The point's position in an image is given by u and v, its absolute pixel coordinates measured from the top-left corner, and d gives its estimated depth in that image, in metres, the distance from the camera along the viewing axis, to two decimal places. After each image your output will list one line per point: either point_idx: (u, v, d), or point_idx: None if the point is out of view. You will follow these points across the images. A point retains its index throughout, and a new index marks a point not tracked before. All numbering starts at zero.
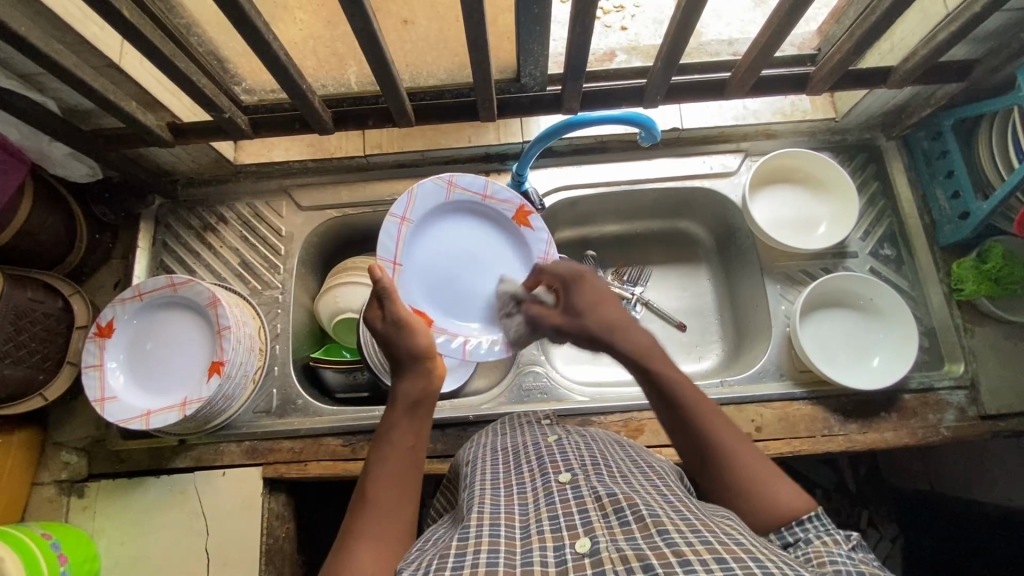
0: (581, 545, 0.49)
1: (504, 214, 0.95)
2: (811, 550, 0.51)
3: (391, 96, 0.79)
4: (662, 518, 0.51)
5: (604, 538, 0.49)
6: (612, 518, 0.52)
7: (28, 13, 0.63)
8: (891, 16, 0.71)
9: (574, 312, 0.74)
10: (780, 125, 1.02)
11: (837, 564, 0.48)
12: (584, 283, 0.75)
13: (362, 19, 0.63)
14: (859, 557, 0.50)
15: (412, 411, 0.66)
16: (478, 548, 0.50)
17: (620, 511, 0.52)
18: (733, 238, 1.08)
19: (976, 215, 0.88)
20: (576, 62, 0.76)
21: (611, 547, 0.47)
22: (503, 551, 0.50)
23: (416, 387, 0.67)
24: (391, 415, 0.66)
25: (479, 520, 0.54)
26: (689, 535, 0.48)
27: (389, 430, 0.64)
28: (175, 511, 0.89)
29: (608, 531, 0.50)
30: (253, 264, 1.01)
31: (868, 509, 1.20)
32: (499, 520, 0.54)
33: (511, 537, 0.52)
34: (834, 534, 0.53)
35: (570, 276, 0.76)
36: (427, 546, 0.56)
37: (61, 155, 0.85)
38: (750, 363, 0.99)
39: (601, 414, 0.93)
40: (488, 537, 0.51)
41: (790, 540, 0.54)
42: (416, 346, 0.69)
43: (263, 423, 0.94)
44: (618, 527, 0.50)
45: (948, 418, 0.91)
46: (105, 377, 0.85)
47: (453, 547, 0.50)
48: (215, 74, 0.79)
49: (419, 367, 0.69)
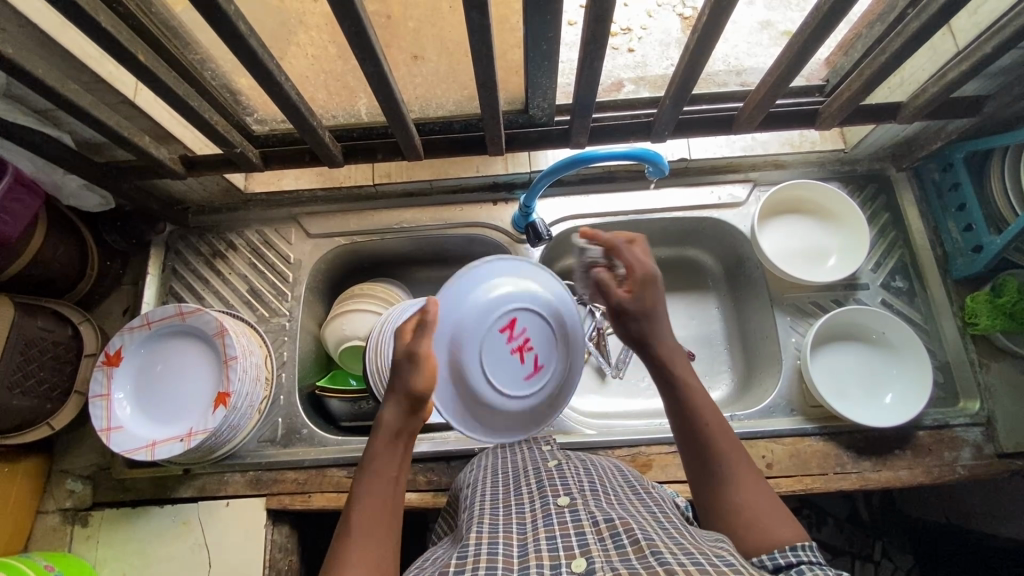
0: (576, 564, 0.48)
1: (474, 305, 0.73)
2: None
3: (401, 132, 0.80)
4: (657, 540, 0.50)
5: (600, 559, 0.48)
6: (608, 541, 0.50)
7: (47, 54, 0.65)
8: (899, 56, 0.71)
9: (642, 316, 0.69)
10: (789, 155, 1.01)
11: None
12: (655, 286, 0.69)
13: (372, 61, 0.64)
14: None
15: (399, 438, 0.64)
16: (477, 566, 0.49)
17: (616, 535, 0.51)
18: (742, 268, 1.07)
19: (989, 250, 0.87)
20: (585, 98, 0.77)
21: (606, 566, 0.47)
22: (501, 567, 0.49)
23: (399, 419, 0.64)
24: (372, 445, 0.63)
25: (478, 539, 0.53)
26: (682, 557, 0.47)
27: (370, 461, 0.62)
28: (178, 541, 0.89)
29: (603, 553, 0.49)
30: (262, 291, 1.01)
31: (881, 539, 1.17)
32: (497, 539, 0.53)
33: (508, 554, 0.51)
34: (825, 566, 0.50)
35: (642, 277, 0.69)
36: (426, 563, 0.55)
37: (75, 186, 0.86)
38: (760, 396, 0.97)
39: (608, 448, 0.92)
40: (486, 554, 0.51)
41: (781, 562, 0.53)
42: (414, 387, 0.63)
43: (268, 452, 0.93)
44: (613, 550, 0.49)
45: (964, 456, 0.89)
46: (111, 407, 0.85)
47: (451, 565, 0.50)
48: (228, 108, 0.80)
49: (413, 406, 0.64)
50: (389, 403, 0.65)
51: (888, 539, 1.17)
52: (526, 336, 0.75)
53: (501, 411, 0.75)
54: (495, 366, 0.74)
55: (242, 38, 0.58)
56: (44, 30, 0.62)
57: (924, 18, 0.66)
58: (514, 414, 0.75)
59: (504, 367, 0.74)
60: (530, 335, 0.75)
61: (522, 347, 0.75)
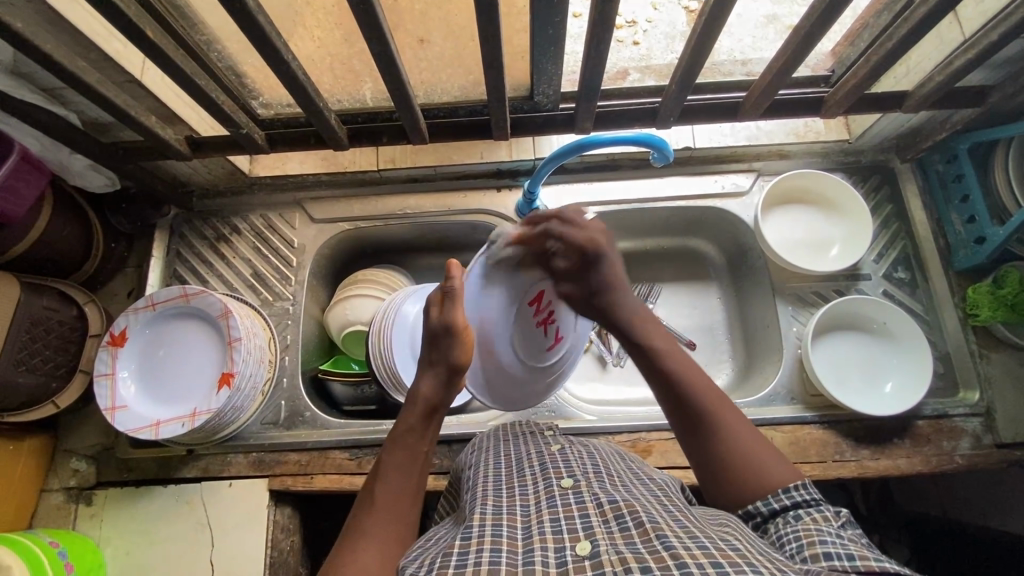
0: (581, 547, 0.48)
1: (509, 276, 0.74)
2: (800, 528, 0.52)
3: (406, 114, 0.80)
4: (662, 524, 0.50)
5: (604, 542, 0.49)
6: (612, 523, 0.51)
7: (55, 31, 0.66)
8: (906, 43, 0.71)
9: (596, 293, 0.75)
10: (793, 145, 1.02)
11: (826, 544, 0.48)
12: (603, 263, 0.74)
13: (379, 42, 0.64)
14: (848, 533, 0.50)
15: (428, 418, 0.66)
16: (481, 547, 0.49)
17: (620, 518, 0.51)
18: (745, 257, 1.07)
19: (992, 241, 0.87)
20: (590, 83, 0.77)
21: (610, 550, 0.47)
22: (505, 549, 0.49)
23: (436, 395, 0.67)
24: (404, 418, 0.66)
25: (481, 520, 0.54)
26: (687, 541, 0.47)
27: (402, 433, 0.65)
28: (180, 520, 0.89)
29: (608, 536, 0.49)
30: (265, 275, 1.02)
31: (877, 533, 1.16)
32: (501, 520, 0.54)
33: (512, 537, 0.51)
34: (823, 510, 0.53)
35: (590, 254, 0.74)
36: (430, 543, 0.56)
37: (81, 166, 0.86)
38: (760, 384, 0.98)
39: (609, 433, 0.93)
40: (491, 536, 0.51)
41: (776, 507, 0.56)
42: (457, 361, 0.68)
43: (271, 434, 0.94)
44: (618, 533, 0.50)
45: (962, 445, 0.89)
46: (116, 387, 0.86)
47: (456, 546, 0.50)
48: (234, 90, 0.81)
49: (448, 378, 0.68)
50: (428, 375, 0.68)
51: (885, 534, 1.16)
52: (550, 311, 0.79)
53: (518, 375, 0.81)
54: (522, 336, 0.78)
55: (250, 13, 0.58)
56: (53, 6, 0.62)
57: (930, 3, 0.66)
58: (511, 375, 0.80)
59: (533, 341, 0.79)
60: (554, 310, 0.79)
61: (546, 321, 0.79)
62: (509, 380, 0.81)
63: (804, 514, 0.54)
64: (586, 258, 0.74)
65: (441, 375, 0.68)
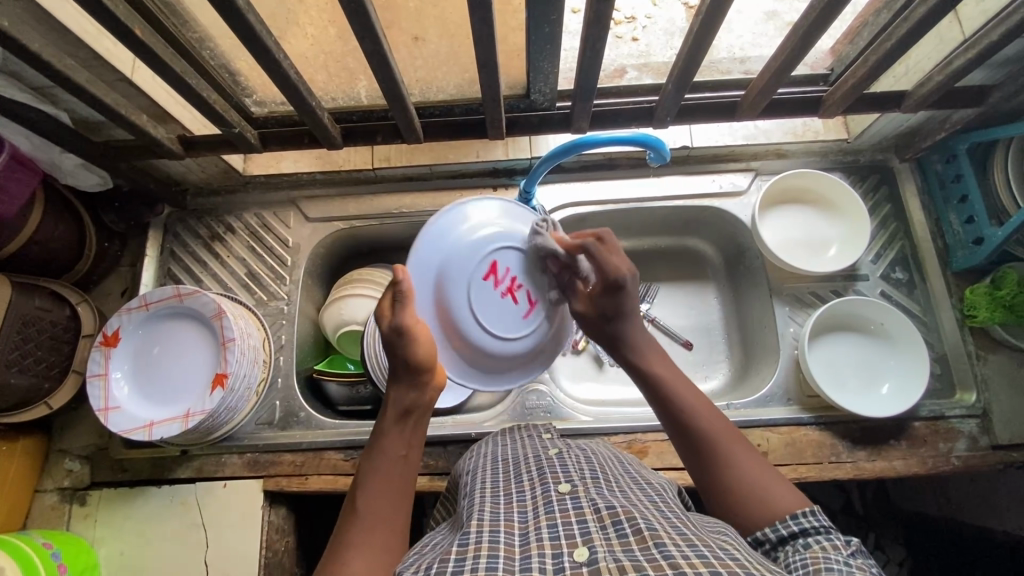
0: (580, 553, 0.48)
1: (447, 247, 0.70)
2: (806, 555, 0.50)
3: (401, 113, 0.79)
4: (660, 531, 0.50)
5: (602, 548, 0.48)
6: (610, 530, 0.51)
7: (44, 29, 0.65)
8: (905, 43, 0.70)
9: (610, 320, 0.72)
10: (791, 145, 1.01)
11: (832, 571, 0.47)
12: (625, 291, 0.71)
13: (372, 40, 0.63)
14: (857, 562, 0.49)
15: (402, 421, 0.64)
16: (478, 554, 0.49)
17: (618, 524, 0.51)
18: (742, 257, 1.06)
19: (990, 241, 0.87)
20: (587, 81, 0.76)
21: (609, 557, 0.46)
22: (502, 556, 0.49)
23: (405, 397, 0.65)
24: (380, 425, 0.64)
25: (479, 527, 0.53)
26: (686, 549, 0.47)
27: (379, 440, 0.63)
28: (174, 521, 0.89)
29: (605, 543, 0.49)
30: (260, 274, 1.01)
31: (874, 532, 1.15)
32: (498, 527, 0.53)
33: (510, 543, 0.51)
34: (833, 539, 0.52)
35: (613, 279, 0.70)
36: (426, 550, 0.55)
37: (72, 165, 0.85)
38: (757, 385, 0.97)
39: (604, 434, 0.92)
40: (487, 543, 0.51)
41: (784, 533, 0.55)
42: (417, 359, 0.63)
43: (265, 435, 0.94)
44: (616, 539, 0.49)
45: (958, 447, 0.89)
46: (109, 387, 0.86)
47: (452, 553, 0.50)
48: (227, 88, 0.80)
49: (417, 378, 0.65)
50: (396, 381, 0.65)
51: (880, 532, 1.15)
52: (512, 275, 0.71)
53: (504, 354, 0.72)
54: (484, 306, 0.70)
55: (240, 13, 0.58)
56: (41, 5, 0.61)
57: (930, 3, 0.65)
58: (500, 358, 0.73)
59: (496, 308, 0.71)
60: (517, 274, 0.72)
61: (509, 287, 0.71)
62: (496, 363, 0.73)
63: (814, 543, 0.52)
64: (610, 285, 0.70)
65: (407, 378, 0.65)
